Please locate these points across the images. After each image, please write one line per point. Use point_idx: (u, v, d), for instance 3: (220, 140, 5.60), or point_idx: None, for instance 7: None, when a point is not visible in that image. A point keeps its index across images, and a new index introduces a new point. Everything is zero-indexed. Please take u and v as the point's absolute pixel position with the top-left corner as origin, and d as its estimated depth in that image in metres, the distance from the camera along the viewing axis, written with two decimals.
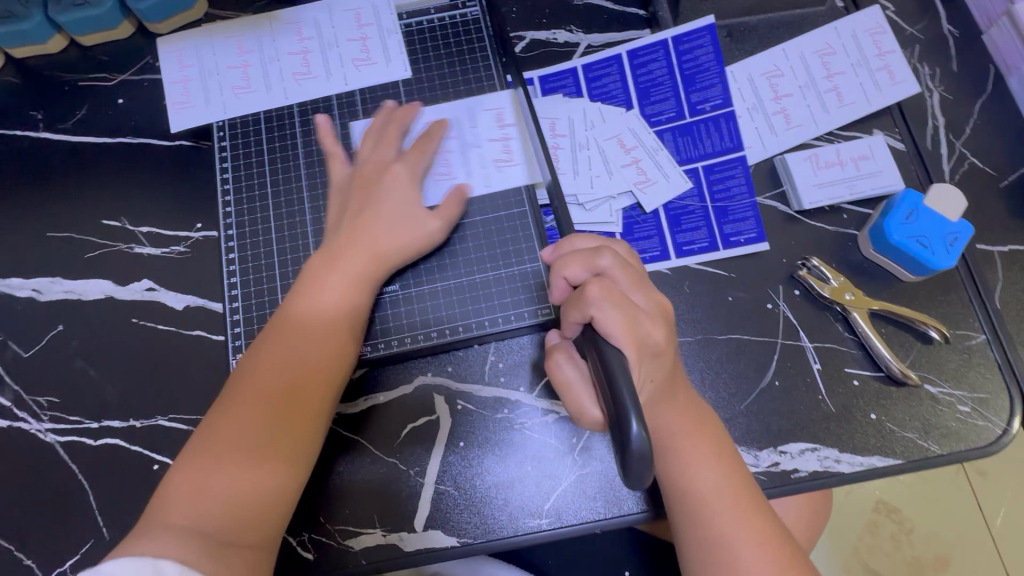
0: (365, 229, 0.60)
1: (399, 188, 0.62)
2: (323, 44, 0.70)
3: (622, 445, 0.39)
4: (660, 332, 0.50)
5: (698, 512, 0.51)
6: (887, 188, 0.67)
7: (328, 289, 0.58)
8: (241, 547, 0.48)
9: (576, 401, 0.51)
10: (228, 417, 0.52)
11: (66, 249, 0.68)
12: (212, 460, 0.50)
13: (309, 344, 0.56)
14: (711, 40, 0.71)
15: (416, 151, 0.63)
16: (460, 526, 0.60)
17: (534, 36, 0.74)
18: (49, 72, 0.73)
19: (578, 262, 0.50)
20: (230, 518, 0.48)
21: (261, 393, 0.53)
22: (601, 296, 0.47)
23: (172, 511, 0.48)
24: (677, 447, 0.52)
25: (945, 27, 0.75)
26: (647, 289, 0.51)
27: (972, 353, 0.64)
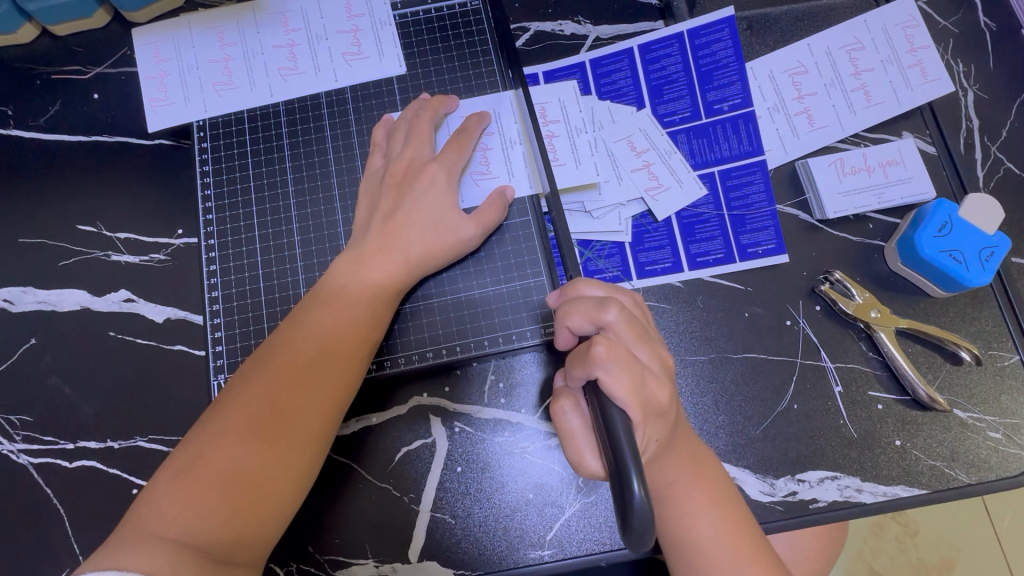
0: (397, 235, 0.56)
1: (436, 190, 0.57)
2: (310, 36, 0.65)
3: (624, 508, 0.36)
4: (666, 392, 0.46)
5: (701, 561, 0.47)
6: (916, 197, 0.63)
7: (347, 295, 0.54)
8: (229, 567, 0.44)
9: (576, 453, 0.47)
10: (228, 417, 0.48)
11: (38, 256, 0.64)
12: (206, 464, 0.46)
13: (325, 348, 0.51)
14: (731, 34, 0.66)
15: (452, 149, 0.58)
16: (457, 557, 0.56)
17: (539, 27, 0.68)
18: (20, 63, 0.68)
19: (581, 312, 0.47)
20: (221, 531, 0.44)
21: (267, 394, 0.49)
22: (607, 355, 0.43)
23: (156, 521, 0.44)
24: (678, 494, 0.49)
25: (981, 19, 0.69)
26: (652, 343, 0.48)
27: (1005, 375, 0.60)
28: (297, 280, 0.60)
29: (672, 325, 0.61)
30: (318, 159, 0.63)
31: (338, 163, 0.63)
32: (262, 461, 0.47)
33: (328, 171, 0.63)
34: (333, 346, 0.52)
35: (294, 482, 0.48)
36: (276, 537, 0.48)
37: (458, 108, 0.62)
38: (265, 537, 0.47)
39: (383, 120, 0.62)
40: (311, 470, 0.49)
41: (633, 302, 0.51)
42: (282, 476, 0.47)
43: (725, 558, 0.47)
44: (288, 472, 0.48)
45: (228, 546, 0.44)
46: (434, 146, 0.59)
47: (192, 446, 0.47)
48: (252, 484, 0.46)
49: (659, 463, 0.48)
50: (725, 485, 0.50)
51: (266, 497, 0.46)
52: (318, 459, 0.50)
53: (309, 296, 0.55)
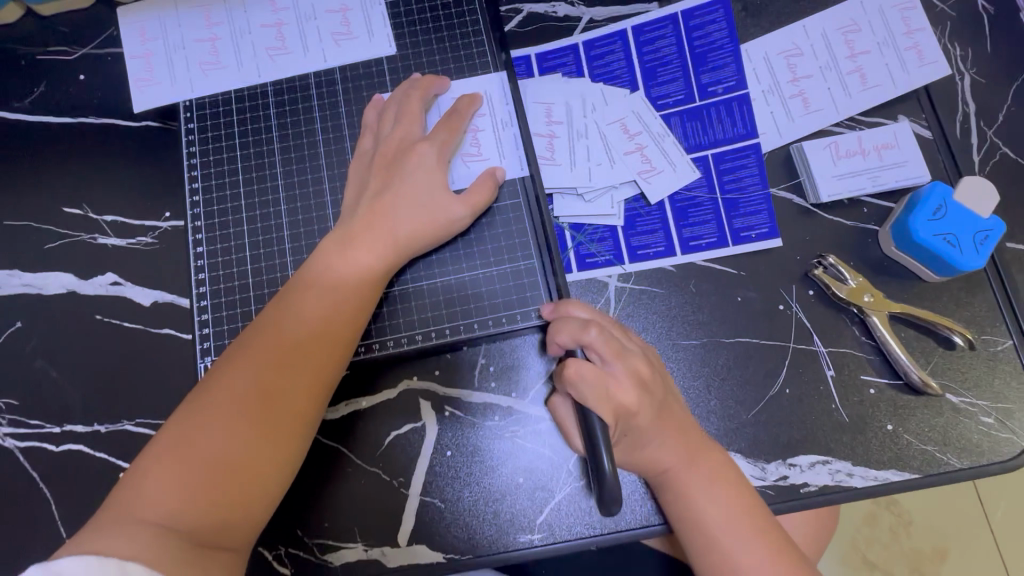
0: (386, 216, 0.55)
1: (425, 170, 0.56)
2: (299, 16, 0.64)
3: (598, 481, 0.45)
4: (629, 397, 0.49)
5: (707, 544, 0.49)
6: (911, 181, 0.62)
7: (335, 275, 0.53)
8: (215, 550, 0.44)
9: (564, 435, 0.57)
10: (213, 399, 0.47)
11: (24, 239, 0.63)
12: (190, 447, 0.45)
13: (312, 330, 0.51)
14: (726, 15, 0.65)
15: (444, 131, 0.57)
16: (447, 540, 0.56)
17: (531, 8, 0.67)
18: (4, 43, 0.67)
19: (566, 331, 0.51)
20: (207, 514, 0.44)
21: (252, 377, 0.48)
22: (581, 375, 0.49)
23: (139, 504, 0.43)
24: (678, 481, 0.51)
25: (980, 2, 0.68)
26: (631, 357, 0.51)
27: (999, 360, 0.59)
28: (285, 262, 0.60)
29: (664, 309, 0.61)
30: (306, 140, 0.62)
31: (327, 145, 0.62)
32: (249, 444, 0.46)
33: (317, 152, 0.62)
34: (320, 328, 0.51)
35: (281, 465, 0.48)
36: (263, 520, 0.48)
37: (448, 90, 0.61)
38: (252, 519, 0.46)
39: (373, 101, 0.61)
40: (299, 452, 0.49)
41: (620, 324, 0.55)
42: (268, 459, 0.47)
43: (731, 541, 0.49)
44: (275, 454, 0.48)
45: (214, 528, 0.44)
46: (424, 127, 0.59)
47: (176, 428, 0.46)
48: (238, 466, 0.46)
49: (652, 451, 0.51)
50: (727, 468, 0.51)
51: (252, 480, 0.46)
52: (305, 442, 0.50)
53: (297, 277, 0.54)
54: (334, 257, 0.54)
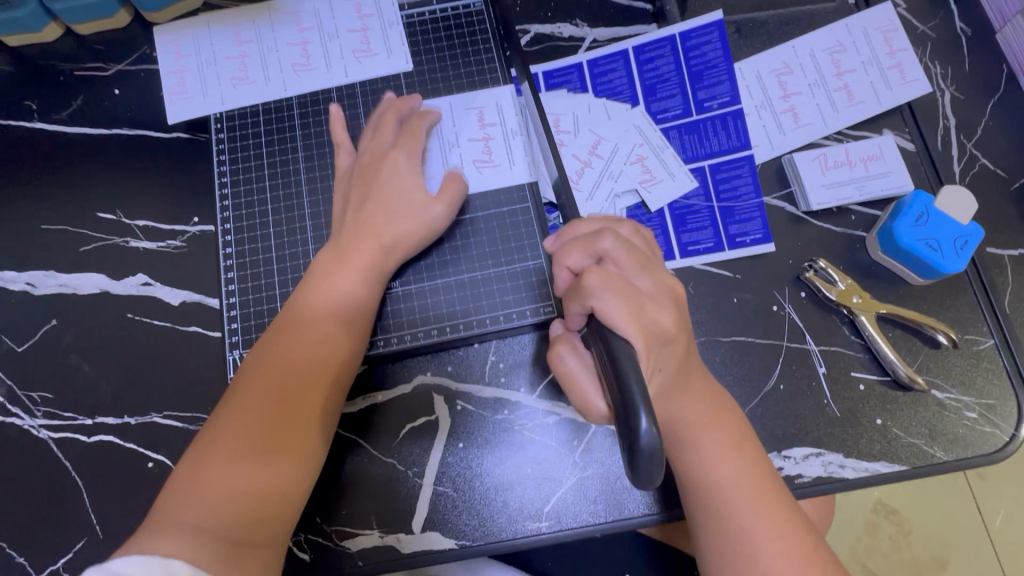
0: (367, 219, 0.59)
1: (399, 176, 0.60)
2: (322, 35, 0.68)
3: (632, 441, 0.38)
4: (667, 316, 0.49)
5: (718, 503, 0.50)
6: (895, 190, 0.66)
7: (337, 278, 0.57)
8: (252, 547, 0.47)
9: (583, 399, 0.49)
10: (234, 414, 0.51)
11: (60, 242, 0.67)
12: (220, 454, 0.49)
13: (318, 342, 0.55)
14: (720, 35, 0.70)
15: (408, 135, 0.61)
16: (459, 528, 0.59)
17: (539, 29, 0.72)
18: (45, 61, 0.72)
19: (579, 248, 0.50)
20: (241, 515, 0.47)
21: (271, 389, 0.52)
22: (601, 285, 0.46)
23: (179, 509, 0.46)
24: (693, 439, 0.52)
25: (958, 25, 0.73)
26: (654, 274, 0.50)
27: (981, 358, 0.63)
28: (308, 262, 0.63)
29: None
30: (329, 149, 0.66)
31: (348, 153, 0.66)
32: (276, 450, 0.50)
33: (339, 161, 0.66)
34: (327, 338, 0.55)
35: (305, 466, 0.52)
36: (292, 520, 0.51)
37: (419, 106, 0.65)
38: (282, 519, 0.50)
39: (333, 114, 0.65)
40: (319, 454, 0.53)
41: (633, 232, 0.53)
42: (293, 461, 0.51)
43: (744, 501, 0.50)
44: (299, 456, 0.51)
45: (251, 529, 0.47)
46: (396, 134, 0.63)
47: (203, 444, 0.49)
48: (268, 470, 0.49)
49: (676, 402, 0.52)
50: (739, 430, 0.53)
51: (281, 481, 0.50)
52: (323, 444, 0.54)
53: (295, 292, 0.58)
54: (335, 270, 0.58)
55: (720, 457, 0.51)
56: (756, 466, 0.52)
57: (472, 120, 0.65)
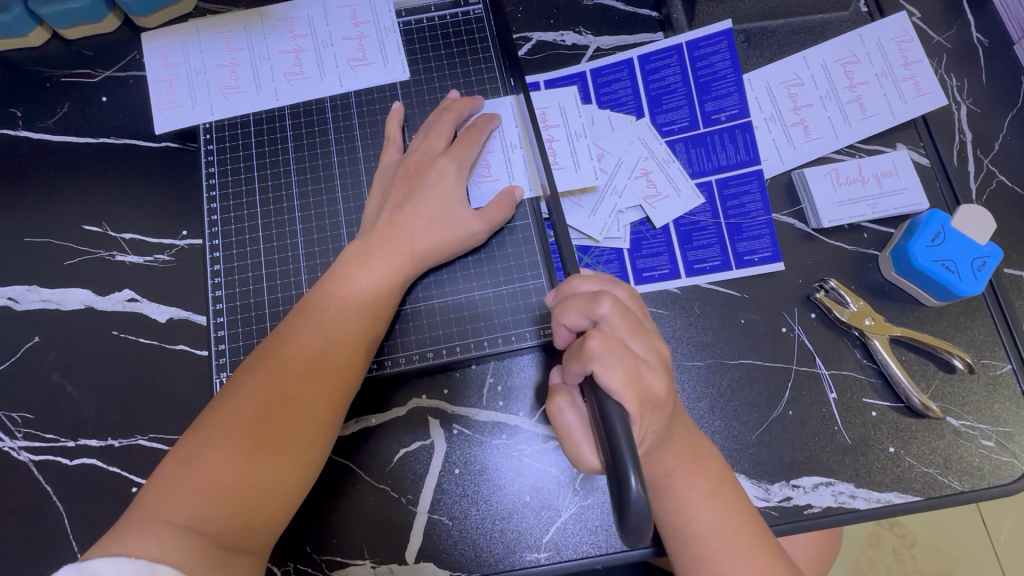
0: (406, 230, 0.57)
1: (445, 184, 0.58)
2: (316, 42, 0.66)
3: (620, 500, 0.37)
4: (661, 383, 0.48)
5: (699, 555, 0.49)
6: (910, 208, 0.64)
7: (353, 287, 0.55)
8: (238, 554, 0.45)
9: (575, 450, 0.49)
10: (233, 409, 0.49)
11: (44, 255, 0.65)
12: (214, 451, 0.47)
13: (329, 342, 0.53)
14: (729, 46, 0.67)
15: (463, 145, 0.59)
16: (453, 559, 0.57)
17: (541, 37, 0.70)
18: (31, 66, 0.69)
19: (576, 308, 0.48)
20: (229, 519, 0.45)
21: (275, 387, 0.50)
22: (602, 348, 0.44)
23: (167, 505, 0.45)
24: (677, 488, 0.50)
25: (975, 35, 0.71)
26: (648, 335, 0.50)
27: (997, 384, 0.60)
28: (299, 280, 0.61)
29: (669, 329, 0.62)
30: (322, 162, 0.64)
31: (342, 165, 0.64)
32: (271, 451, 0.48)
33: (332, 174, 0.64)
34: (339, 340, 0.53)
35: (301, 472, 0.49)
36: (282, 527, 0.49)
37: (481, 109, 0.63)
38: (272, 525, 0.48)
39: (394, 112, 0.63)
40: (317, 461, 0.51)
41: (628, 295, 0.53)
42: (289, 466, 0.49)
43: (726, 553, 0.49)
44: (295, 462, 0.49)
45: (236, 532, 0.45)
46: (449, 140, 0.61)
47: (199, 434, 0.48)
48: (261, 472, 0.47)
49: (656, 458, 0.50)
50: (724, 477, 0.52)
51: (274, 484, 0.48)
52: (324, 451, 0.51)
53: (313, 289, 0.56)
54: (354, 268, 0.56)
55: (705, 505, 0.50)
56: (741, 515, 0.50)
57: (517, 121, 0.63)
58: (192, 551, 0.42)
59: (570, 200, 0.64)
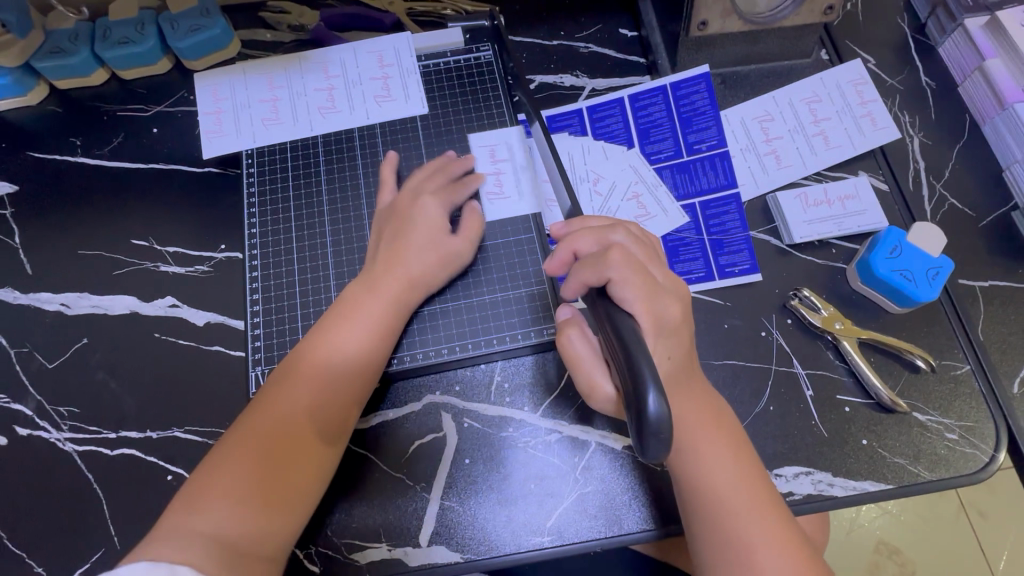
0: (400, 259, 0.64)
1: (429, 220, 0.66)
2: (347, 81, 0.75)
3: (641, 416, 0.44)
4: (673, 309, 0.56)
5: (714, 506, 0.54)
6: (871, 227, 0.72)
7: (361, 309, 0.61)
8: (254, 558, 0.50)
9: (586, 374, 0.56)
10: (251, 427, 0.55)
11: (95, 266, 0.72)
12: (234, 465, 0.53)
13: (336, 362, 0.59)
14: (707, 86, 0.77)
15: (437, 184, 0.68)
16: (464, 541, 0.61)
17: (543, 79, 0.80)
18: (90, 102, 0.79)
19: (591, 235, 0.57)
20: (244, 526, 0.51)
21: (288, 407, 0.56)
22: (617, 262, 0.54)
23: (193, 516, 0.50)
24: (693, 440, 0.56)
25: (923, 79, 0.81)
26: (658, 264, 0.57)
27: (959, 382, 0.67)
28: (328, 285, 0.68)
29: None
30: (350, 183, 0.72)
31: (367, 187, 0.72)
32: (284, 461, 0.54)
33: (359, 193, 0.72)
34: (341, 359, 0.59)
35: (313, 480, 0.56)
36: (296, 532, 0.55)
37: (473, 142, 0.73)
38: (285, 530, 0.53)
39: (387, 158, 0.70)
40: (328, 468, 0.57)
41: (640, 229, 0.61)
42: (296, 474, 0.54)
43: (737, 507, 0.54)
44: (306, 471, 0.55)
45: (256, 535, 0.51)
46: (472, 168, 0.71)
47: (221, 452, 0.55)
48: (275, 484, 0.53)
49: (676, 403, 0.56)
50: (734, 436, 0.57)
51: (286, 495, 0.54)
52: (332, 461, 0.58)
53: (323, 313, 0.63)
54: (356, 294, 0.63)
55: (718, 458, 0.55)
56: (748, 473, 0.55)
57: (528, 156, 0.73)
58: (217, 559, 0.48)
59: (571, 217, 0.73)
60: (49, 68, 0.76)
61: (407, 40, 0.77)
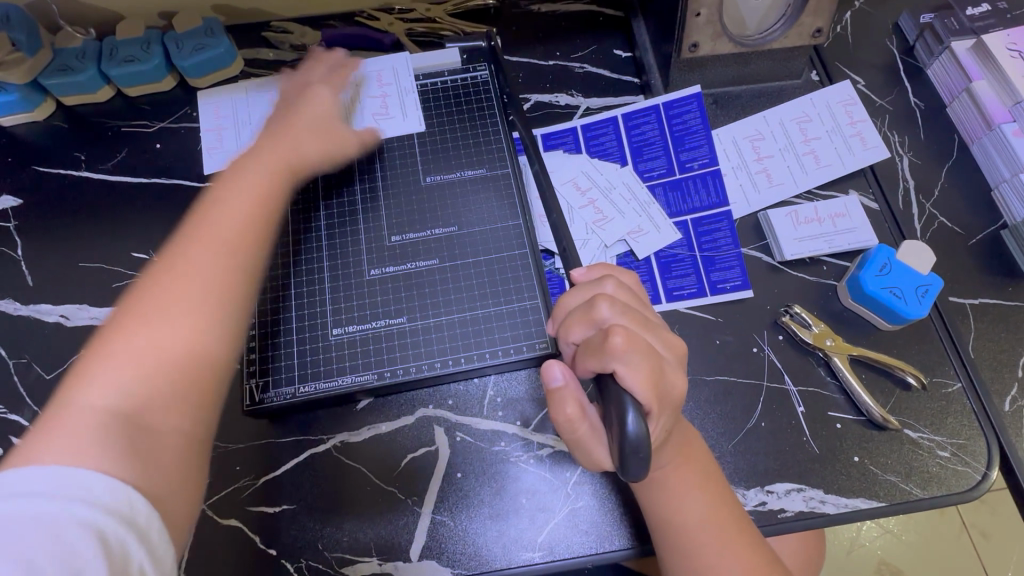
0: (279, 140, 0.64)
1: (317, 107, 0.68)
2: (346, 101, 0.77)
3: (622, 441, 0.44)
4: (680, 380, 0.53)
5: (689, 544, 0.55)
6: (861, 244, 0.72)
7: (247, 182, 0.58)
8: (164, 433, 0.45)
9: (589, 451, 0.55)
10: (142, 293, 0.50)
11: (96, 278, 0.73)
12: (131, 333, 0.47)
13: (235, 226, 0.54)
14: (699, 107, 0.78)
15: (339, 78, 0.73)
16: (454, 557, 0.61)
17: (539, 98, 0.82)
18: (96, 118, 0.80)
19: (581, 320, 0.54)
20: (158, 390, 0.46)
21: (181, 267, 0.51)
22: (626, 347, 0.50)
23: (89, 392, 0.44)
24: (665, 480, 0.57)
25: (912, 100, 0.82)
26: (657, 324, 0.55)
27: (950, 400, 0.67)
28: (323, 299, 0.68)
29: None
30: (348, 200, 0.73)
31: (364, 203, 0.73)
32: (177, 332, 0.48)
33: (355, 209, 0.73)
34: (237, 219, 0.55)
35: (219, 337, 0.50)
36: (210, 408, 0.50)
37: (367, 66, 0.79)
38: (196, 401, 0.48)
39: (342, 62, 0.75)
40: (235, 333, 0.52)
41: (632, 279, 0.61)
42: (200, 324, 0.50)
43: (710, 542, 0.54)
44: (206, 342, 0.49)
45: (159, 416, 0.46)
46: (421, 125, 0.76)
47: (101, 335, 0.48)
48: (182, 345, 0.48)
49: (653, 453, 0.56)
50: (710, 471, 0.58)
51: (191, 362, 0.48)
52: (245, 303, 0.53)
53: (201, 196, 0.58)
54: (240, 175, 0.59)
55: (691, 496, 0.56)
56: (725, 505, 0.56)
57: (570, 191, 0.76)
58: (110, 443, 0.42)
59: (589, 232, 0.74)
60: (56, 85, 0.77)
61: (405, 60, 0.79)
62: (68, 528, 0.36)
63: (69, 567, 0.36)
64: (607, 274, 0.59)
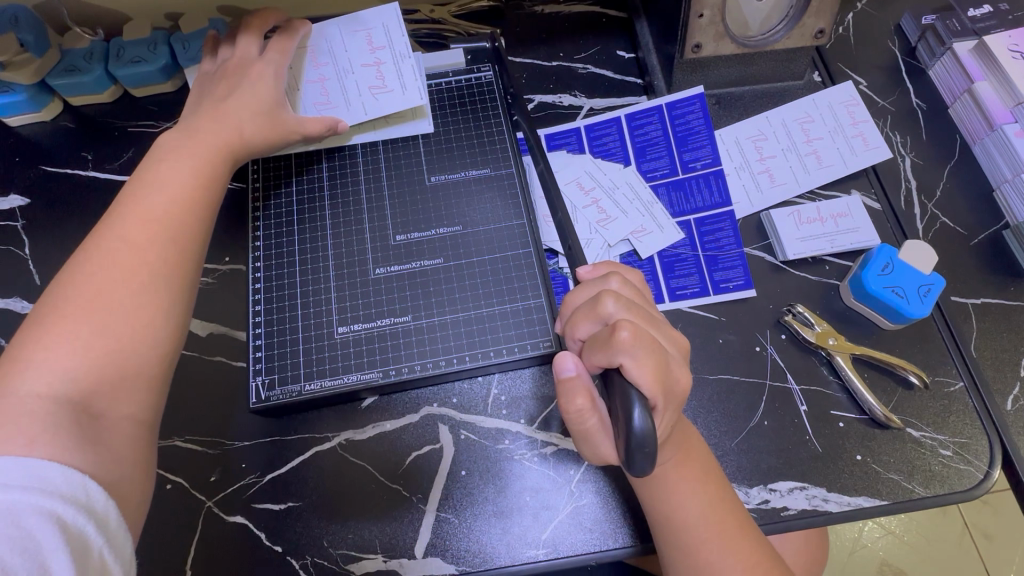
0: (225, 121, 0.64)
1: (256, 81, 0.68)
2: (339, 71, 0.73)
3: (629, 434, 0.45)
4: (685, 375, 0.53)
5: (689, 541, 0.55)
6: (864, 244, 0.73)
7: (176, 167, 0.59)
8: (113, 419, 0.47)
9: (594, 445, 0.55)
10: (76, 279, 0.50)
11: None
12: (70, 321, 0.48)
13: (163, 210, 0.55)
14: (702, 107, 0.78)
15: (276, 51, 0.70)
16: (459, 554, 0.61)
17: (542, 98, 0.83)
18: (102, 118, 0.81)
19: (587, 318, 0.55)
20: (99, 373, 0.47)
21: (117, 253, 0.51)
22: (634, 341, 0.50)
23: (24, 377, 0.45)
24: (666, 479, 0.56)
25: (914, 101, 0.83)
26: (660, 321, 0.55)
27: (952, 399, 0.67)
28: (329, 297, 0.69)
29: None
30: (353, 199, 0.74)
31: (369, 203, 0.73)
32: (120, 317, 0.49)
33: (360, 208, 0.73)
34: (164, 202, 0.56)
35: (164, 326, 0.52)
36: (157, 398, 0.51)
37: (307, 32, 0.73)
38: (141, 389, 0.50)
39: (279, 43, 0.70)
40: (183, 312, 0.53)
41: (636, 278, 0.61)
42: (145, 313, 0.51)
43: (710, 539, 0.55)
44: (153, 323, 0.51)
45: (109, 398, 0.47)
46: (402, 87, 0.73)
47: (35, 324, 0.48)
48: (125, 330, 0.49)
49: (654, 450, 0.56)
50: (710, 470, 0.58)
51: (131, 348, 0.49)
52: (190, 285, 0.55)
53: (131, 180, 0.58)
54: (174, 159, 0.60)
55: (691, 493, 0.56)
56: (726, 503, 0.57)
57: (574, 191, 0.76)
58: (61, 427, 0.43)
59: (590, 230, 0.74)
60: (63, 85, 0.78)
61: (394, 16, 0.75)
62: (27, 516, 0.38)
63: (33, 553, 0.37)
64: (612, 271, 0.60)
